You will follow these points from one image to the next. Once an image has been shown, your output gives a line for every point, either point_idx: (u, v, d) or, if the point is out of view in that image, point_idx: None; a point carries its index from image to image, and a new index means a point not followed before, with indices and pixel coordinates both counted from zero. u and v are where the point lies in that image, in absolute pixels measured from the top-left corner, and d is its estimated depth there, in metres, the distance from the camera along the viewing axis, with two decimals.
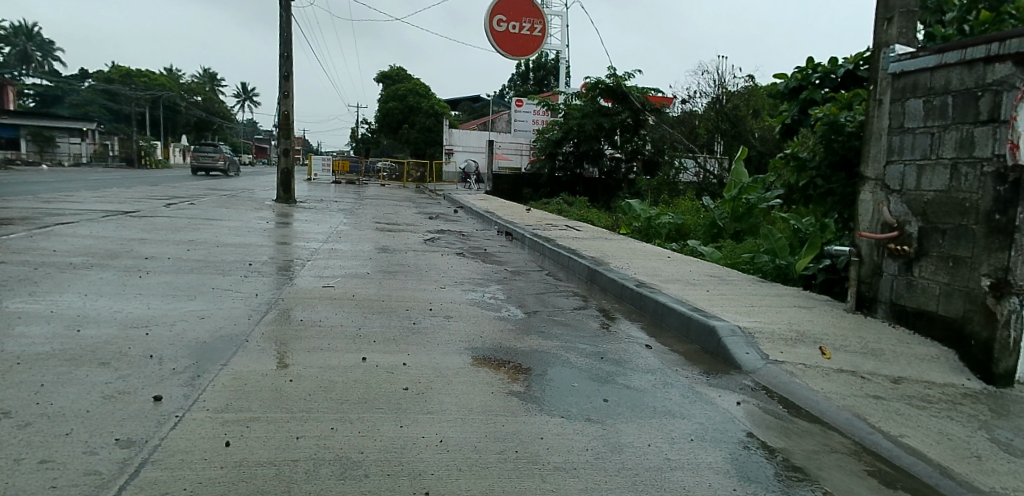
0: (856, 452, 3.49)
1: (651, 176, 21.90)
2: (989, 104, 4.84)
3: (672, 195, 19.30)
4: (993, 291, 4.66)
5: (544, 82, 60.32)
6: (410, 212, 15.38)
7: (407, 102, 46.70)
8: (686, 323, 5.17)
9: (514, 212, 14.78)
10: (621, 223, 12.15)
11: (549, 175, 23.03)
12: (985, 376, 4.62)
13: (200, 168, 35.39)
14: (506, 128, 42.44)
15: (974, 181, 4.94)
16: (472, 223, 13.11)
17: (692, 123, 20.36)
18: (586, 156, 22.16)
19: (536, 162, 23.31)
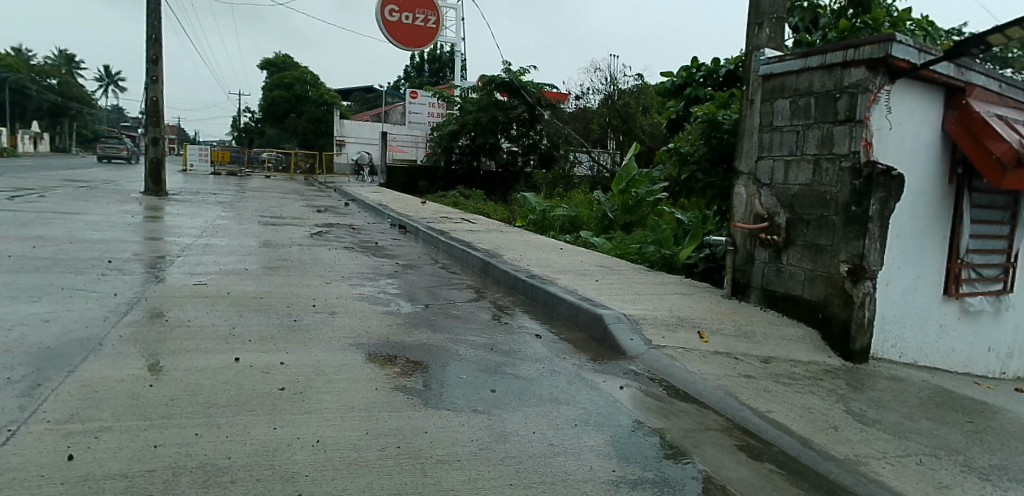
0: (728, 428, 3.80)
1: (547, 169, 22.15)
2: (847, 105, 5.29)
3: (567, 189, 19.55)
4: (850, 276, 5.18)
5: (440, 75, 60.02)
6: (297, 205, 14.78)
7: (295, 91, 45.22)
8: (574, 312, 5.30)
9: (407, 205, 14.58)
10: (517, 216, 12.32)
11: (446, 168, 23.35)
12: (844, 353, 5.18)
13: (112, 156, 38.39)
14: (400, 121, 41.86)
15: (834, 176, 5.38)
16: (364, 217, 12.79)
17: (588, 119, 19.89)
18: (482, 149, 22.58)
19: (433, 155, 23.58)
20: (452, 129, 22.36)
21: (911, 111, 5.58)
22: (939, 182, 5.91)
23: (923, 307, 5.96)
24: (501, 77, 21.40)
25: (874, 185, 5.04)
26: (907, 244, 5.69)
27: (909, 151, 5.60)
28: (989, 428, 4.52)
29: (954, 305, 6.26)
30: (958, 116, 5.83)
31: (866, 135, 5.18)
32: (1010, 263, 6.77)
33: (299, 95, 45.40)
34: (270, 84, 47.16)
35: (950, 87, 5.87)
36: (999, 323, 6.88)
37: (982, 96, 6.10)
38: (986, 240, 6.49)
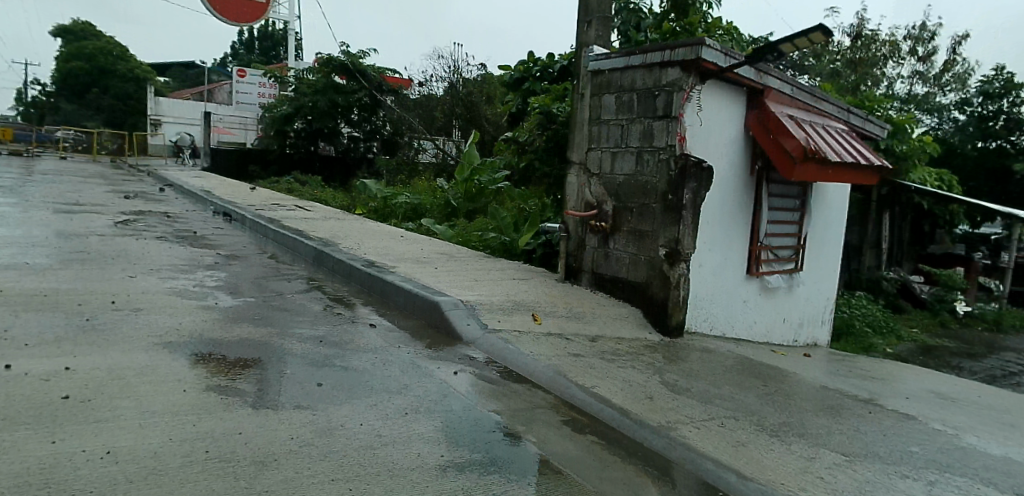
0: (556, 405, 4.05)
1: (390, 155, 22.14)
2: (665, 102, 5.74)
3: (411, 176, 19.40)
4: (668, 258, 5.67)
5: (272, 53, 56.63)
6: (99, 190, 13.18)
7: (98, 63, 40.37)
8: (411, 300, 5.27)
9: (233, 191, 13.60)
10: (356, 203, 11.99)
11: (279, 152, 21.94)
12: (663, 329, 5.70)
13: None
14: (226, 101, 38.96)
15: (653, 167, 5.83)
16: (181, 204, 11.72)
17: (431, 107, 19.90)
18: (320, 134, 21.65)
19: (264, 138, 22.05)
20: (285, 111, 21.04)
21: (720, 109, 6.18)
22: (743, 174, 6.62)
23: (730, 285, 6.65)
24: (339, 58, 20.68)
25: (688, 176, 5.54)
26: (717, 229, 6.32)
27: (718, 146, 6.21)
28: (779, 389, 5.20)
29: (755, 283, 7.06)
30: (757, 116, 6.56)
31: (680, 129, 5.67)
32: (799, 245, 7.78)
33: (104, 68, 40.58)
34: (66, 53, 41.53)
35: (752, 90, 6.57)
36: (791, 298, 7.88)
37: (777, 99, 6.90)
38: (781, 225, 7.38)
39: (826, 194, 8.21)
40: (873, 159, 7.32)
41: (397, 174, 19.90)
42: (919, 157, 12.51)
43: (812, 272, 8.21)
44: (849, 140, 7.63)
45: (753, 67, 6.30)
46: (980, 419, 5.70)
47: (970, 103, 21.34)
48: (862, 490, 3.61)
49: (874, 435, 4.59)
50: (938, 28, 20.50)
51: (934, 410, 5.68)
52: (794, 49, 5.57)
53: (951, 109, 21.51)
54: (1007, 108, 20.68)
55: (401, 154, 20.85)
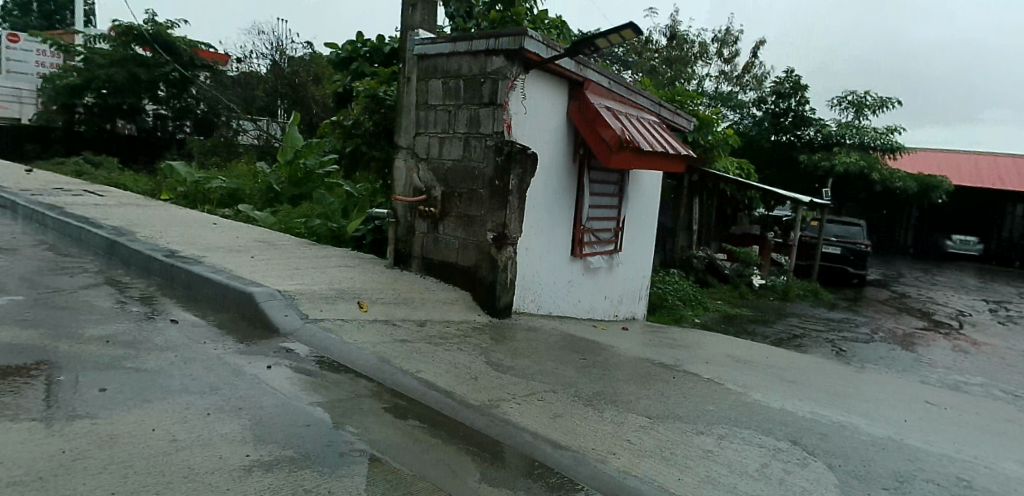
0: (378, 392, 4.01)
1: (205, 136, 20.81)
2: (490, 89, 5.85)
3: (228, 158, 18.20)
4: (495, 242, 5.82)
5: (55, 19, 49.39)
6: None
7: None
8: (221, 292, 4.91)
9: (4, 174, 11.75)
10: (161, 188, 10.86)
11: (66, 129, 18.83)
12: (491, 310, 5.87)
13: None
14: None
15: (480, 153, 5.94)
16: None
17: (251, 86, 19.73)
18: (119, 111, 19.06)
19: (48, 112, 18.83)
20: (73, 82, 18.17)
21: (543, 98, 6.42)
22: (566, 161, 6.96)
23: (555, 266, 6.99)
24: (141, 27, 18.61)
25: (513, 162, 5.72)
26: (542, 214, 6.59)
27: (542, 134, 6.46)
28: (596, 361, 5.58)
29: (578, 263, 7.48)
30: (579, 107, 6.90)
31: (506, 116, 5.82)
32: (618, 228, 8.36)
33: None
34: None
35: (573, 82, 6.89)
36: (612, 277, 8.46)
37: (597, 91, 7.31)
38: (602, 210, 7.88)
39: (642, 181, 8.89)
40: (681, 149, 8.02)
41: (212, 157, 18.30)
42: (722, 148, 13.90)
43: (630, 253, 8.87)
44: (660, 131, 8.30)
45: (574, 60, 6.60)
46: (764, 377, 6.54)
47: (766, 101, 23.96)
48: (663, 448, 4.00)
49: (677, 398, 5.10)
50: (739, 33, 22.95)
51: (727, 372, 6.43)
52: (609, 44, 5.93)
53: (750, 106, 24.08)
54: (795, 106, 23.78)
55: (217, 134, 19.70)
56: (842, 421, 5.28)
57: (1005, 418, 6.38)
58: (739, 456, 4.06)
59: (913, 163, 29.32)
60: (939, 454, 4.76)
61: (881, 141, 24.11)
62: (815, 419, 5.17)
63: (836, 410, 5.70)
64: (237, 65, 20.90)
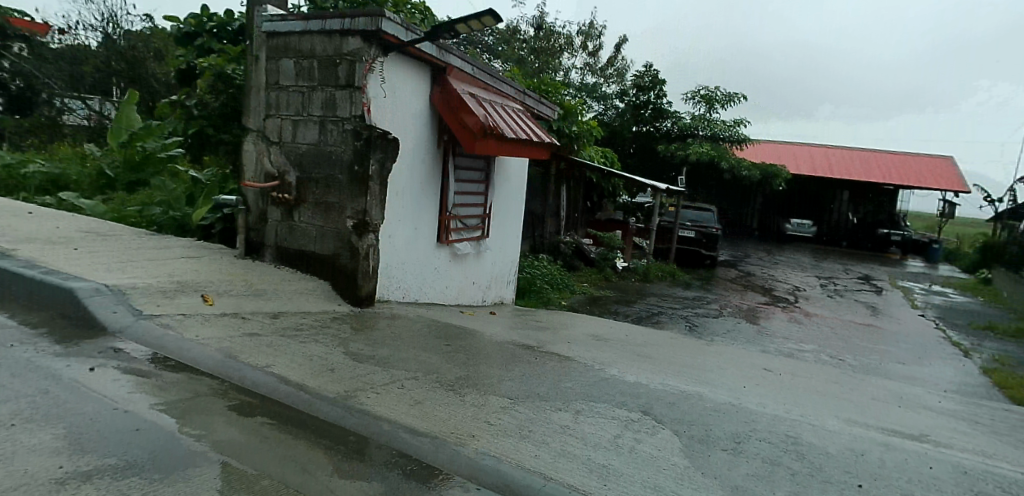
0: (222, 390, 3.80)
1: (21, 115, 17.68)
2: (346, 71, 5.64)
3: (51, 140, 16.56)
4: (356, 230, 5.65)
5: None
6: None
7: None
8: (35, 289, 4.41)
9: None
10: None
11: None
12: (352, 300, 5.71)
13: None
14: None
15: (337, 137, 5.72)
16: None
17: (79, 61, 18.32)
18: None
19: None
20: None
21: (405, 83, 6.28)
22: (430, 146, 6.88)
23: (421, 253, 6.92)
24: None
25: (373, 146, 5.57)
26: (407, 200, 6.49)
27: (405, 119, 6.33)
28: (461, 347, 5.61)
29: (445, 250, 7.45)
30: (441, 92, 6.82)
31: (365, 99, 5.64)
32: (485, 214, 8.43)
33: None
34: None
35: (435, 67, 6.80)
36: (479, 263, 8.54)
37: (459, 77, 7.27)
38: (468, 196, 7.90)
39: (508, 168, 9.01)
40: (544, 137, 8.20)
41: (33, 139, 16.32)
42: (586, 137, 14.43)
43: (498, 238, 8.98)
44: (524, 119, 8.43)
45: (435, 44, 6.51)
46: (621, 353, 6.90)
47: (627, 94, 25.18)
48: (522, 427, 4.09)
49: (539, 377, 5.25)
50: (603, 28, 23.90)
51: (588, 350, 6.72)
52: (469, 29, 5.90)
53: (614, 98, 25.16)
54: (654, 99, 25.22)
55: (36, 113, 17.60)
56: (689, 391, 5.69)
57: (827, 379, 7.19)
58: (593, 429, 4.24)
59: (759, 154, 32.16)
60: (770, 414, 5.27)
61: (729, 133, 26.19)
62: (665, 390, 5.54)
63: (684, 380, 6.13)
64: (59, 36, 18.63)
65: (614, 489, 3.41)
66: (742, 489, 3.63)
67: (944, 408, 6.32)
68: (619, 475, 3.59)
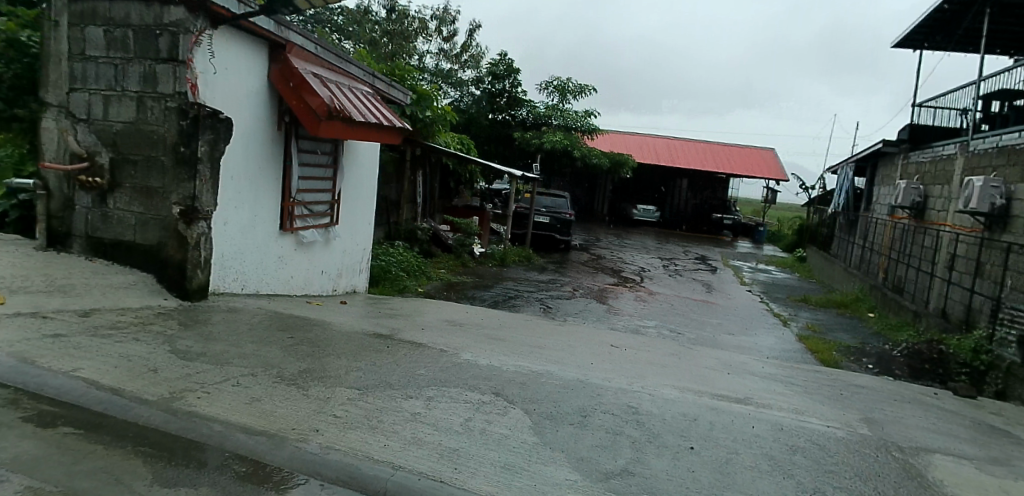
0: (13, 401, 3.35)
1: None
2: (168, 44, 5.13)
3: None
4: (183, 217, 5.17)
5: None
6: None
7: None
8: None
9: None
10: None
11: None
12: (181, 293, 5.25)
13: None
14: None
15: (159, 115, 5.19)
16: None
17: None
18: None
19: None
20: None
21: (238, 59, 5.81)
22: (270, 128, 6.44)
23: (262, 242, 6.50)
24: None
25: (201, 127, 5.12)
26: (244, 185, 6.04)
27: (239, 98, 5.86)
28: (307, 339, 5.36)
29: (289, 238, 7.06)
30: (280, 70, 6.38)
31: (190, 75, 5.15)
32: (334, 200, 8.08)
33: None
34: None
35: (274, 43, 6.35)
36: (328, 250, 8.20)
37: (299, 55, 6.84)
38: (314, 181, 7.53)
39: (358, 152, 8.70)
40: (396, 121, 7.96)
41: None
42: (442, 123, 14.34)
43: (348, 225, 8.69)
44: (373, 102, 8.13)
45: (273, 19, 6.07)
46: (476, 338, 6.96)
47: (483, 81, 25.39)
48: (370, 417, 3.98)
49: (390, 366, 5.14)
50: (457, 14, 23.92)
51: (443, 336, 6.72)
52: (310, 6, 5.58)
53: (470, 84, 25.14)
54: (509, 87, 25.69)
55: None
56: (540, 370, 5.86)
57: (666, 352, 7.75)
58: (445, 414, 4.23)
59: (608, 144, 33.92)
60: (615, 388, 5.56)
61: (581, 123, 27.43)
62: (518, 371, 5.66)
63: (536, 360, 6.30)
64: None
65: (464, 471, 3.40)
66: (587, 459, 3.79)
67: (765, 372, 7.04)
68: (470, 458, 3.59)
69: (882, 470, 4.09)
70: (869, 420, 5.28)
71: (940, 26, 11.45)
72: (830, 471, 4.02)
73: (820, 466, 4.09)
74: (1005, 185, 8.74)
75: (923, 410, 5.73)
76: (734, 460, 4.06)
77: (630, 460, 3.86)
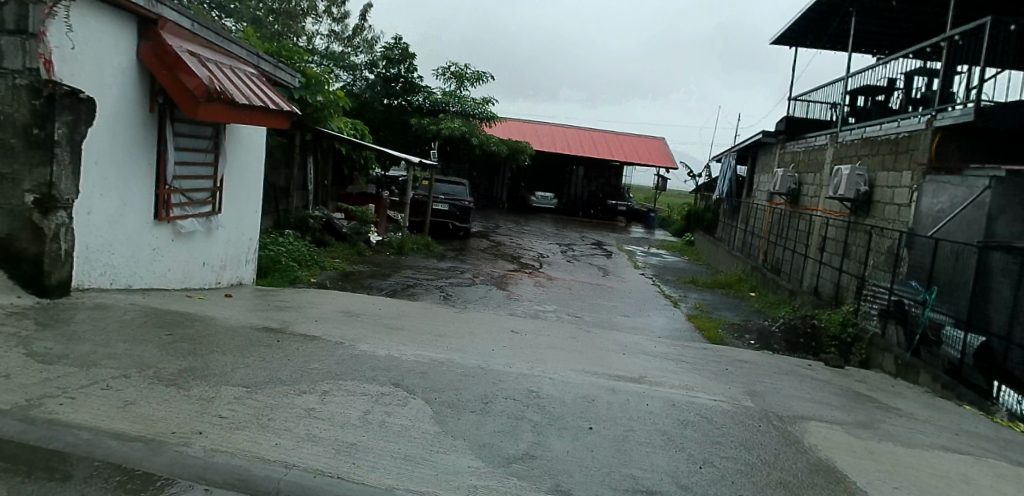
0: None
1: None
2: (14, 13, 4.55)
3: None
4: (38, 206, 4.65)
5: None
6: None
7: None
8: None
9: None
10: None
11: None
12: (38, 290, 4.73)
13: None
14: None
15: (5, 94, 4.60)
16: None
17: None
18: None
19: None
20: None
21: (102, 33, 5.25)
22: (140, 109, 5.90)
23: (133, 232, 5.97)
24: None
25: (58, 107, 4.61)
26: (111, 170, 5.49)
27: (103, 76, 5.31)
28: (187, 335, 4.99)
29: (165, 228, 6.53)
30: (151, 47, 5.82)
31: (42, 50, 4.60)
32: (216, 187, 7.56)
33: None
34: None
35: (144, 18, 5.78)
36: (210, 241, 7.68)
37: (174, 31, 6.28)
38: (193, 168, 6.99)
39: (242, 136, 8.18)
40: (283, 104, 7.53)
41: None
42: (333, 108, 13.78)
43: (232, 213, 8.18)
44: (259, 85, 7.64)
45: None
46: (374, 328, 6.76)
47: (377, 65, 24.79)
48: (260, 415, 3.76)
49: (280, 361, 4.87)
50: None
51: (338, 328, 6.47)
52: None
53: (363, 69, 24.68)
54: (404, 72, 25.20)
55: None
56: (441, 358, 5.78)
57: (564, 335, 7.90)
58: (342, 408, 4.06)
59: (506, 132, 34.13)
60: (516, 373, 5.59)
61: (478, 110, 27.43)
62: (418, 360, 5.56)
63: (435, 349, 6.21)
64: None
65: (363, 466, 3.27)
66: (489, 446, 3.77)
67: (657, 351, 7.35)
68: (369, 451, 3.47)
69: (765, 439, 4.38)
70: (752, 392, 5.64)
71: (812, 26, 12.34)
72: (718, 442, 4.24)
73: (709, 439, 4.30)
74: (868, 174, 9.59)
75: (798, 381, 6.19)
76: (630, 436, 4.20)
77: (532, 444, 3.88)
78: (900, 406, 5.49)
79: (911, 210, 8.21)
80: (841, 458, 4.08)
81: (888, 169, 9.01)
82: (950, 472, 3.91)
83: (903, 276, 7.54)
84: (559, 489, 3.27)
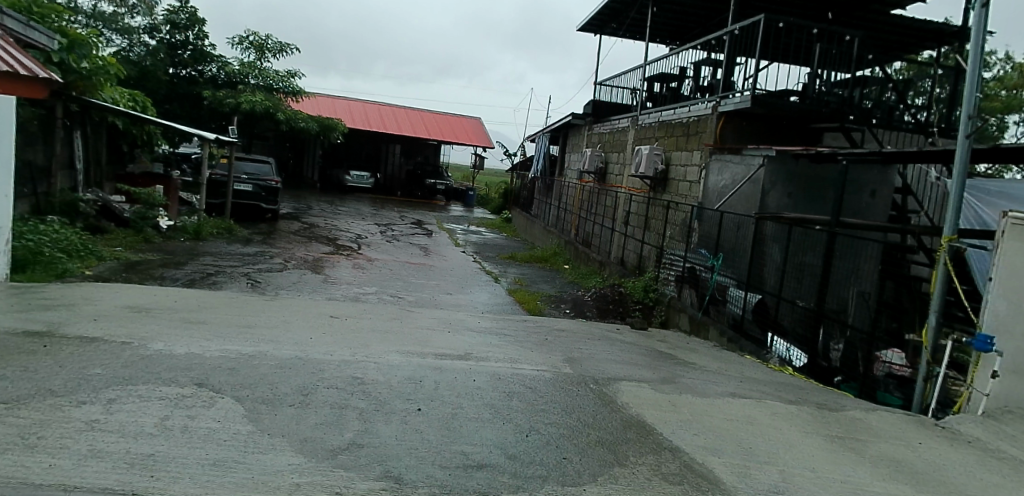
0: None
1: None
2: None
3: None
4: None
5: None
6: None
7: None
8: None
9: None
10: None
11: None
12: None
13: None
14: None
15: None
16: None
17: None
18: None
19: None
20: None
21: None
22: None
23: None
24: None
25: None
26: None
27: None
28: None
29: None
30: None
31: None
32: None
33: None
34: None
35: None
36: None
37: None
38: None
39: None
40: (38, 69, 6.27)
41: None
42: (103, 75, 11.90)
43: None
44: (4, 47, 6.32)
45: None
46: (168, 324, 5.99)
47: (159, 30, 22.00)
48: (24, 435, 3.13)
49: (48, 369, 4.11)
50: None
51: (123, 326, 5.64)
52: None
53: (141, 33, 21.68)
54: (192, 39, 22.68)
55: None
56: (251, 352, 5.30)
57: (385, 317, 7.69)
58: (132, 418, 3.53)
59: (315, 108, 32.36)
60: (338, 360, 5.33)
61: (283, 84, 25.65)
62: (226, 356, 5.05)
63: (245, 342, 5.69)
64: None
65: (163, 478, 2.87)
66: (311, 439, 3.53)
67: (480, 327, 7.46)
68: (169, 462, 3.05)
69: (584, 402, 4.64)
70: (570, 360, 5.94)
71: (613, 15, 13.24)
72: (542, 410, 4.40)
73: (533, 407, 4.45)
74: (664, 154, 10.59)
75: (609, 345, 6.67)
76: (459, 414, 4.20)
77: (358, 432, 3.71)
78: (694, 361, 6.16)
79: (699, 186, 9.23)
80: (650, 413, 4.45)
81: (681, 149, 10.00)
82: (738, 415, 4.46)
83: (694, 244, 8.44)
84: (390, 475, 3.14)
